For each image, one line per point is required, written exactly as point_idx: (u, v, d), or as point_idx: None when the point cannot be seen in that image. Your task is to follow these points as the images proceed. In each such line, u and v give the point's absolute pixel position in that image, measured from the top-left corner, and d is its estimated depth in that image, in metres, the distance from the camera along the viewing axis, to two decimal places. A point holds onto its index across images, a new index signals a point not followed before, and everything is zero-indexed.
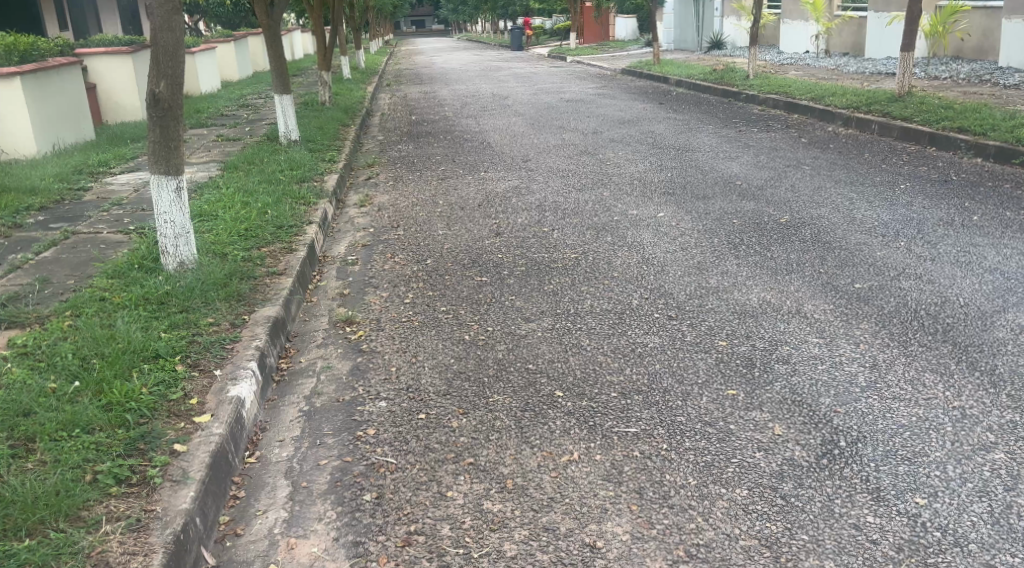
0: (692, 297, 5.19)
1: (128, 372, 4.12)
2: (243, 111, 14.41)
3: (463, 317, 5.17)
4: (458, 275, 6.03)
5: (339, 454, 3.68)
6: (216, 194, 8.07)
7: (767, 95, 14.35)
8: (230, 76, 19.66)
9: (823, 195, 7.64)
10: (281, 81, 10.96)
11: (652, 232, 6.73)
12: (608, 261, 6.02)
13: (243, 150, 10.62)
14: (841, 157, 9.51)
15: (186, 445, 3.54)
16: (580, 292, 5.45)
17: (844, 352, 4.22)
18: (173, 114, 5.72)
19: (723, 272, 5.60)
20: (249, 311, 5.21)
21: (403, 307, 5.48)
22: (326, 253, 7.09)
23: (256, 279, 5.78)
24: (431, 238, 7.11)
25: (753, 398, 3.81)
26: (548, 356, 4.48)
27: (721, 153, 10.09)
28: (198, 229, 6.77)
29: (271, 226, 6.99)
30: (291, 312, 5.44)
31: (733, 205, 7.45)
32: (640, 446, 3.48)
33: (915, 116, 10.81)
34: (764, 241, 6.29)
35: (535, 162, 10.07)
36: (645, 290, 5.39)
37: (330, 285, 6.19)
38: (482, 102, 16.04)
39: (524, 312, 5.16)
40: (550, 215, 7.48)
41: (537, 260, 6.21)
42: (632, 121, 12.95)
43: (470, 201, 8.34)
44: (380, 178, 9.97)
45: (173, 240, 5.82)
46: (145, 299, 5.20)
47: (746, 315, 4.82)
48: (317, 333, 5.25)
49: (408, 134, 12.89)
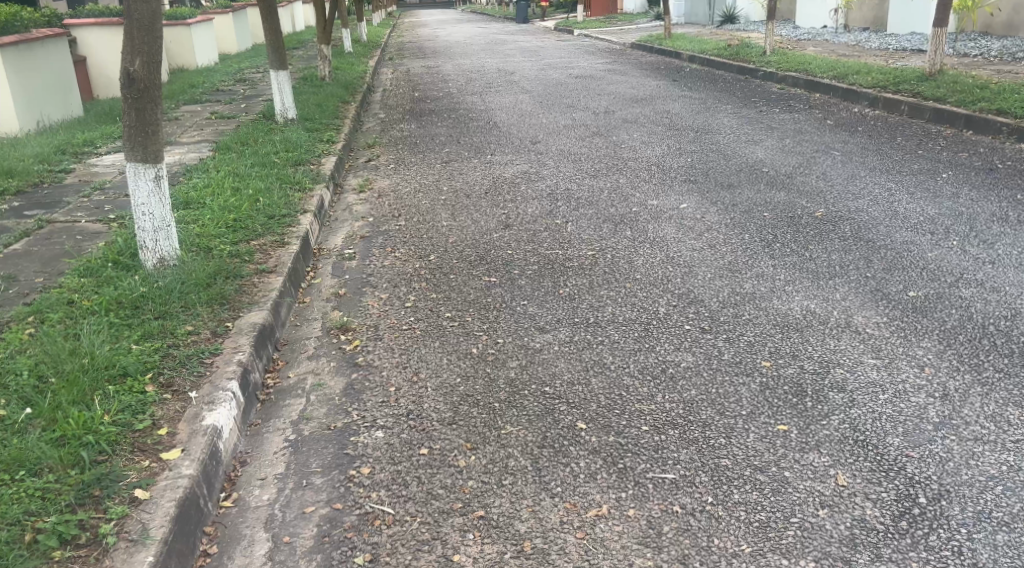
0: (726, 305, 4.66)
1: (89, 394, 3.60)
2: (240, 86, 13.82)
3: (471, 326, 4.65)
4: (465, 274, 5.50)
5: (327, 500, 3.18)
6: (205, 178, 7.54)
7: (786, 72, 13.70)
8: (229, 49, 19.02)
9: (858, 184, 7.09)
10: (277, 55, 10.35)
11: (675, 226, 6.19)
12: (629, 260, 5.48)
13: (236, 129, 10.05)
14: (872, 141, 8.93)
15: (149, 490, 3.03)
16: (599, 297, 4.92)
17: (907, 378, 3.69)
18: (151, 96, 5.16)
19: (758, 275, 5.07)
20: (233, 317, 4.67)
21: (404, 313, 4.95)
22: (321, 245, 6.56)
23: (243, 278, 5.24)
24: (435, 230, 6.57)
25: (808, 439, 3.29)
26: (567, 377, 3.96)
27: (742, 135, 9.52)
28: (183, 219, 6.22)
29: (263, 216, 6.45)
30: (280, 317, 4.91)
31: (762, 196, 6.89)
32: (681, 498, 3.00)
33: (949, 97, 10.21)
34: (801, 238, 5.75)
35: (546, 144, 9.52)
36: (671, 296, 4.86)
37: (324, 285, 5.66)
38: (488, 78, 15.40)
39: (538, 321, 4.64)
40: (563, 205, 6.94)
41: (551, 257, 5.68)
42: (645, 100, 12.33)
43: (476, 187, 7.79)
44: (381, 160, 9.42)
45: (153, 234, 5.28)
46: (118, 303, 4.66)
47: (790, 329, 4.29)
48: (309, 342, 4.73)
49: (411, 112, 12.30)
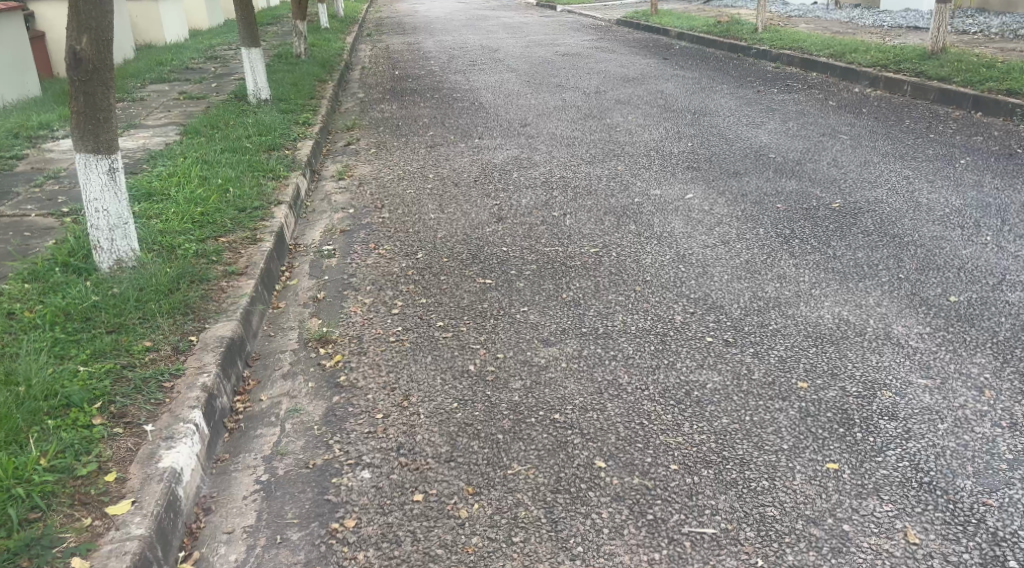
0: (750, 313, 4.20)
1: (23, 433, 3.11)
2: (211, 64, 13.16)
3: (466, 338, 4.17)
4: (456, 276, 5.01)
5: (306, 563, 2.75)
6: (171, 166, 6.99)
7: (781, 49, 13.24)
8: (200, 26, 18.24)
9: (872, 171, 6.66)
10: (250, 32, 9.74)
11: (682, 219, 5.74)
12: (637, 260, 5.04)
13: (206, 111, 9.45)
14: (879, 124, 8.50)
15: (88, 559, 2.62)
16: (607, 303, 4.46)
17: (967, 403, 3.24)
18: (102, 78, 4.61)
19: (779, 276, 4.63)
20: (198, 329, 4.15)
21: (391, 321, 4.45)
22: (297, 240, 6.03)
23: (209, 282, 4.71)
24: (423, 223, 6.08)
25: (864, 480, 2.86)
26: (579, 401, 3.49)
27: (743, 117, 9.06)
28: (145, 214, 5.67)
29: (233, 209, 5.90)
30: (251, 328, 4.40)
31: (772, 184, 6.45)
32: (726, 560, 2.61)
33: (954, 76, 9.80)
34: (820, 233, 5.30)
35: (536, 127, 9.02)
36: (687, 301, 4.40)
37: (302, 286, 5.14)
38: (471, 55, 14.81)
39: (541, 332, 4.18)
40: (560, 195, 6.47)
41: (550, 255, 5.22)
42: (637, 79, 11.82)
43: (465, 175, 7.29)
44: (361, 143, 8.89)
45: (107, 234, 4.74)
46: (65, 314, 4.14)
47: (825, 341, 3.84)
48: (283, 356, 4.22)
49: (392, 91, 11.72)
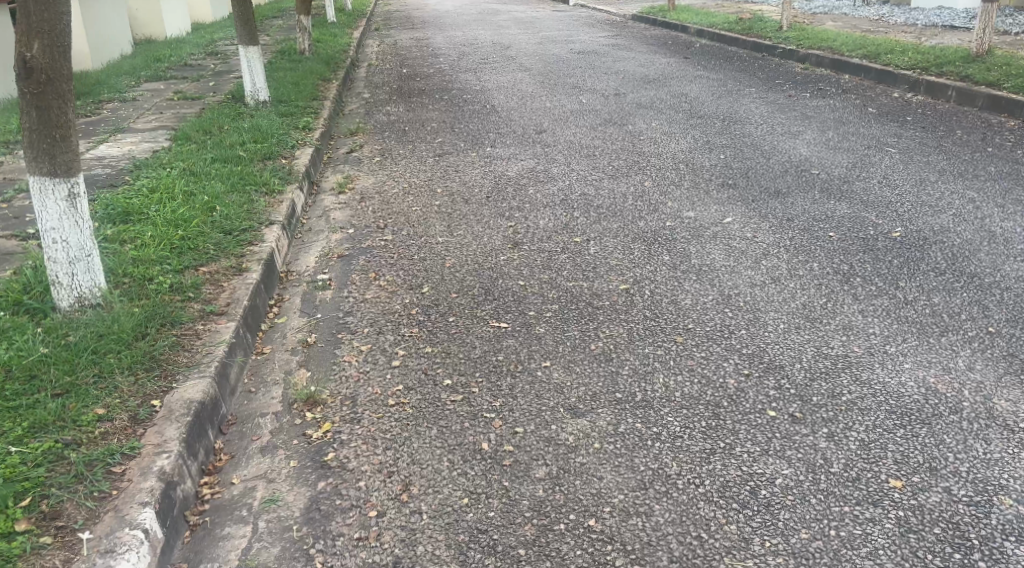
0: (816, 377, 3.55)
1: None
2: (211, 61, 12.49)
3: (478, 404, 3.51)
4: (466, 317, 4.36)
5: None
6: (155, 178, 6.35)
7: (809, 49, 12.51)
8: (203, 19, 17.50)
9: (930, 191, 6.00)
10: (248, 31, 9.07)
11: (722, 249, 5.07)
12: (674, 301, 4.38)
13: (200, 114, 8.80)
14: (928, 135, 7.79)
15: None
16: (644, 358, 3.80)
17: None
18: (59, 91, 3.95)
19: (844, 327, 3.98)
20: (162, 389, 3.49)
21: (392, 375, 3.81)
22: (290, 267, 5.37)
23: (183, 326, 4.03)
24: (430, 247, 5.43)
25: None
26: (617, 501, 2.89)
27: (777, 126, 8.36)
28: (118, 239, 5.00)
29: (218, 233, 5.24)
30: (226, 385, 3.73)
31: (819, 206, 5.79)
32: None
33: (1003, 81, 9.09)
34: (884, 269, 4.64)
35: (553, 134, 8.34)
36: (739, 358, 3.74)
37: (292, 326, 4.48)
38: (482, 52, 14.09)
39: (569, 396, 3.53)
40: (581, 216, 5.80)
41: (574, 292, 4.56)
42: (658, 80, 11.13)
43: (477, 190, 6.62)
44: (365, 150, 8.24)
45: (66, 267, 4.07)
46: (6, 369, 3.49)
47: (915, 419, 3.20)
48: (263, 422, 3.57)
49: (399, 92, 11.06)
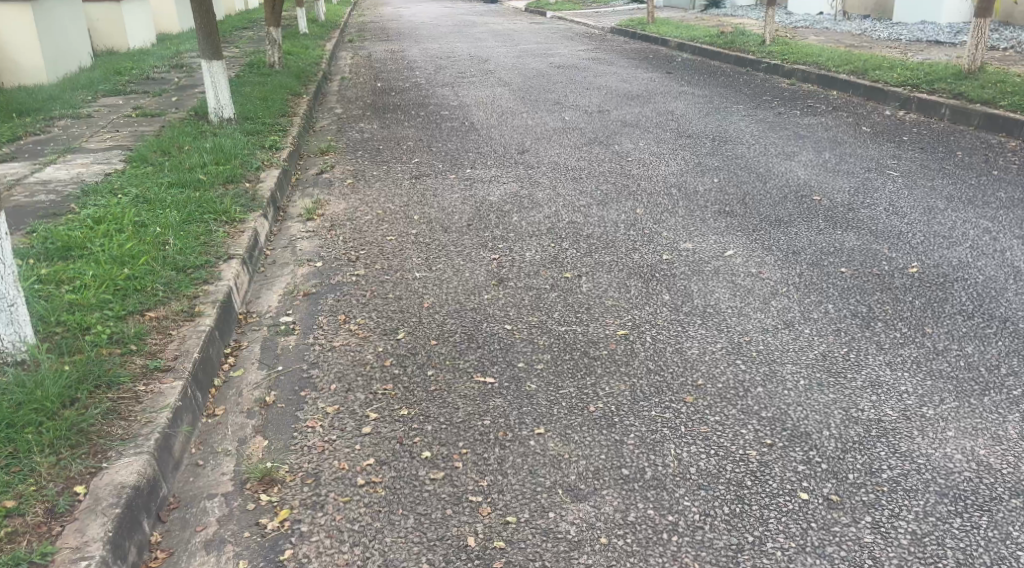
0: (850, 448, 3.10)
1: None
2: (175, 74, 11.94)
3: (462, 483, 3.05)
4: (446, 370, 3.87)
5: None
6: (104, 205, 5.82)
7: (795, 63, 12.18)
8: (170, 29, 16.93)
9: (941, 218, 5.63)
10: (211, 44, 8.54)
11: (726, 287, 4.63)
12: (680, 350, 3.92)
13: (160, 132, 8.27)
14: (928, 156, 7.43)
15: None
16: (651, 422, 3.33)
17: None
18: None
19: (873, 383, 3.54)
20: (88, 471, 2.98)
21: (362, 444, 3.32)
22: (250, 307, 4.84)
23: (121, 387, 3.47)
24: (405, 284, 4.93)
25: None
26: None
27: (770, 146, 7.97)
28: (55, 279, 4.46)
29: (169, 271, 4.68)
30: (168, 459, 3.21)
31: (825, 236, 5.37)
32: None
33: (1000, 99, 8.76)
34: (906, 311, 4.23)
35: (535, 154, 7.90)
36: (759, 423, 3.28)
37: (249, 380, 3.97)
38: (459, 66, 13.63)
39: (567, 472, 3.07)
40: (571, 248, 5.34)
41: (567, 339, 4.09)
42: (642, 96, 10.75)
43: (456, 216, 6.13)
44: (336, 171, 7.75)
45: None
46: None
47: (972, 503, 2.85)
48: (210, 505, 3.07)
49: (372, 107, 10.56)
